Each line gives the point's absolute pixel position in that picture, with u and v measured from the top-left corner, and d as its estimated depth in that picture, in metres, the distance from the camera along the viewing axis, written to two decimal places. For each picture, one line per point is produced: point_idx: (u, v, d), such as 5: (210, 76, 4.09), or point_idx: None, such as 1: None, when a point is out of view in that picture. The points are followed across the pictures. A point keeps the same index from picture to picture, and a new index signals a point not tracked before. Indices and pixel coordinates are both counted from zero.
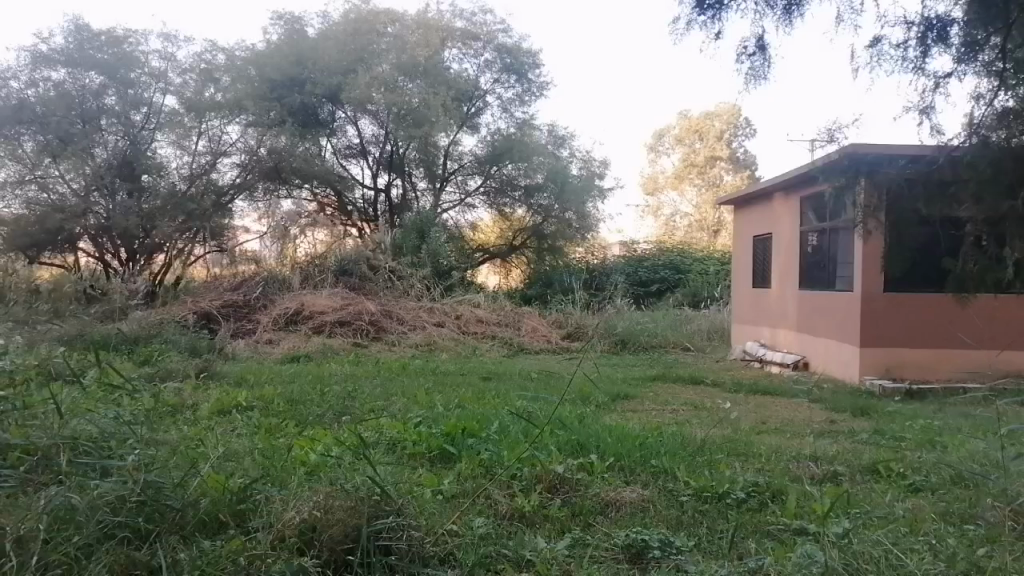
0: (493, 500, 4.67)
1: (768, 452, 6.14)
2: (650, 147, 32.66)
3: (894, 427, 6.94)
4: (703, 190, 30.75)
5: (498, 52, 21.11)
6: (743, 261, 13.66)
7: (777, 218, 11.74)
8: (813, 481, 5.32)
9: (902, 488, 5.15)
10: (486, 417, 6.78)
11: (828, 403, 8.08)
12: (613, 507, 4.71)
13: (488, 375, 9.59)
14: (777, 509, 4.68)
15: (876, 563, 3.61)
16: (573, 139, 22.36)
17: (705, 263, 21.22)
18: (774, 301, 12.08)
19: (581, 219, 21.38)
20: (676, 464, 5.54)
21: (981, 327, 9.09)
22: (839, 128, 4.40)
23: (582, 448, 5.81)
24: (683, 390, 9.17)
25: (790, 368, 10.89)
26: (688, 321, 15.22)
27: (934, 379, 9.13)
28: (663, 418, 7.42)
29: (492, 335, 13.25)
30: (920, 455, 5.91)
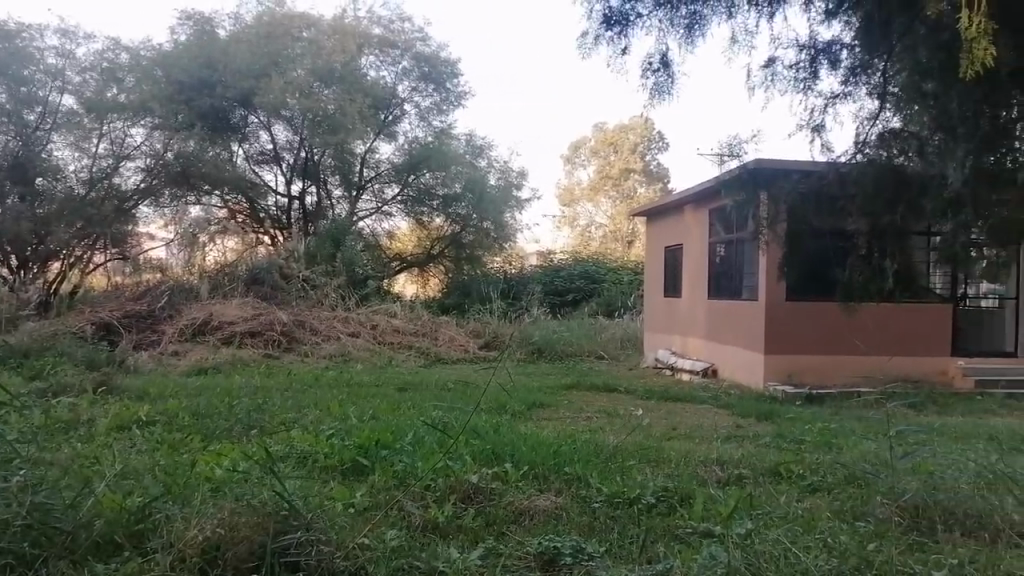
0: (406, 510, 4.63)
1: (678, 456, 6.33)
2: (567, 160, 33.40)
3: (794, 430, 7.26)
4: (617, 202, 31.44)
5: (416, 60, 21.02)
6: (655, 271, 14.05)
7: (686, 231, 12.14)
8: (718, 485, 5.51)
9: (801, 489, 5.38)
10: (401, 428, 6.74)
11: (734, 409, 8.39)
12: (526, 516, 4.74)
13: (403, 385, 9.49)
14: (686, 513, 4.82)
15: (775, 561, 3.76)
16: (491, 149, 22.50)
17: (619, 273, 21.30)
18: (684, 310, 12.45)
19: (499, 229, 21.50)
20: (588, 470, 5.65)
21: (873, 333, 9.62)
22: (740, 143, 4.58)
23: (497, 456, 5.85)
24: (597, 398, 9.35)
25: (700, 375, 11.22)
26: (602, 330, 15.52)
27: (832, 383, 9.59)
28: (577, 426, 7.55)
29: (408, 345, 13.13)
30: (818, 456, 6.20)
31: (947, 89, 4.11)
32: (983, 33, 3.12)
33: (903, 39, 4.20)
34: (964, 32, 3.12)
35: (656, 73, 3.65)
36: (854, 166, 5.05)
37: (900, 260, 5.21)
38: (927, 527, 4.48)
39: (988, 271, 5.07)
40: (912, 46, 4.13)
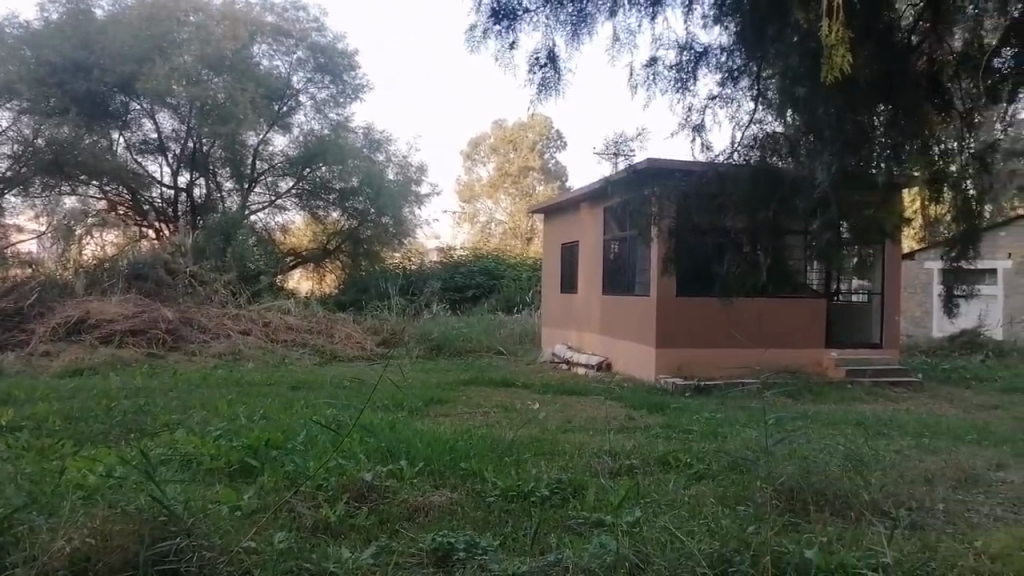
0: (296, 512, 4.50)
1: (572, 449, 6.45)
2: (467, 156, 33.47)
3: (682, 421, 7.51)
4: (516, 200, 31.64)
5: (311, 51, 20.43)
6: (552, 268, 14.26)
7: (582, 229, 12.37)
8: (609, 475, 5.65)
9: (688, 476, 5.60)
10: (292, 427, 6.55)
11: (626, 401, 8.61)
12: (420, 513, 4.70)
13: (297, 384, 9.21)
14: (578, 504, 4.91)
15: (662, 547, 3.89)
16: (389, 143, 22.20)
17: (519, 269, 21.34)
18: (580, 306, 12.69)
19: (398, 224, 21.25)
20: (484, 465, 5.66)
21: (754, 326, 10.10)
22: (624, 142, 4.69)
23: (392, 454, 5.77)
24: (494, 393, 9.41)
25: (595, 368, 11.49)
26: (500, 326, 15.59)
27: (717, 375, 10.03)
28: (473, 421, 7.56)
29: (302, 343, 12.76)
30: (703, 445, 6.44)
31: (814, 94, 4.35)
32: (840, 41, 3.30)
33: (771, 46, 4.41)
34: (824, 39, 3.30)
35: (542, 67, 3.69)
36: (730, 166, 5.24)
37: (773, 257, 5.48)
38: (800, 509, 4.76)
39: (856, 266, 5.39)
40: (783, 52, 4.33)
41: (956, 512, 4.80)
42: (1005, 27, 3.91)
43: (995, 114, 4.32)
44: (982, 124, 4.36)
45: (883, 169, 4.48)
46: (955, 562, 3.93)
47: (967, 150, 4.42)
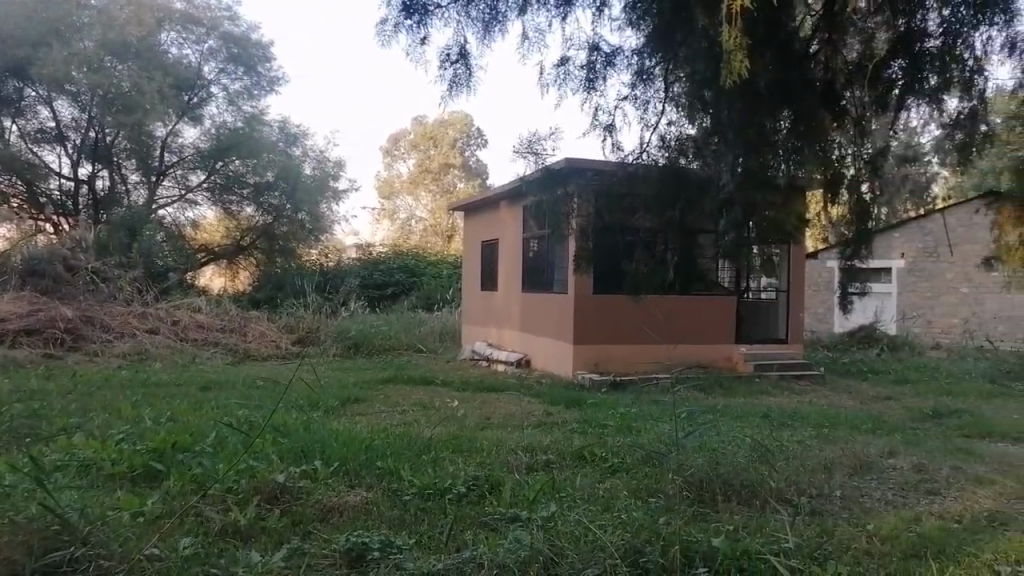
0: (203, 517, 4.35)
1: (490, 445, 6.47)
2: (387, 152, 33.15)
3: (598, 416, 7.65)
4: (437, 196, 31.45)
5: (223, 40, 19.72)
6: (472, 266, 14.27)
7: (502, 226, 12.43)
8: (526, 471, 5.69)
9: (603, 470, 5.70)
10: (201, 429, 6.32)
11: (545, 397, 8.71)
12: (335, 513, 4.63)
13: (207, 385, 8.89)
14: (494, 501, 4.92)
15: (575, 540, 3.95)
16: (306, 137, 21.70)
17: (440, 266, 21.17)
18: (500, 303, 12.76)
19: (315, 220, 20.82)
20: (400, 464, 5.62)
21: (666, 323, 10.37)
22: (536, 140, 4.70)
23: (306, 455, 5.65)
24: (413, 391, 9.34)
25: (514, 365, 11.59)
26: (420, 323, 15.48)
27: (632, 371, 10.26)
28: (391, 419, 7.50)
29: (214, 343, 12.34)
30: (618, 439, 6.58)
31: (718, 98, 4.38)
32: (739, 46, 3.25)
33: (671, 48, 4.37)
34: (724, 44, 3.22)
35: (454, 64, 3.68)
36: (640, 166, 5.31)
37: (682, 256, 5.63)
38: (709, 500, 4.92)
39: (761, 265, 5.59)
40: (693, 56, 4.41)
41: (852, 498, 5.07)
42: (892, 39, 4.36)
43: (885, 122, 4.55)
44: (873, 132, 4.60)
45: (783, 171, 4.62)
46: (849, 544, 4.15)
47: (862, 156, 4.66)
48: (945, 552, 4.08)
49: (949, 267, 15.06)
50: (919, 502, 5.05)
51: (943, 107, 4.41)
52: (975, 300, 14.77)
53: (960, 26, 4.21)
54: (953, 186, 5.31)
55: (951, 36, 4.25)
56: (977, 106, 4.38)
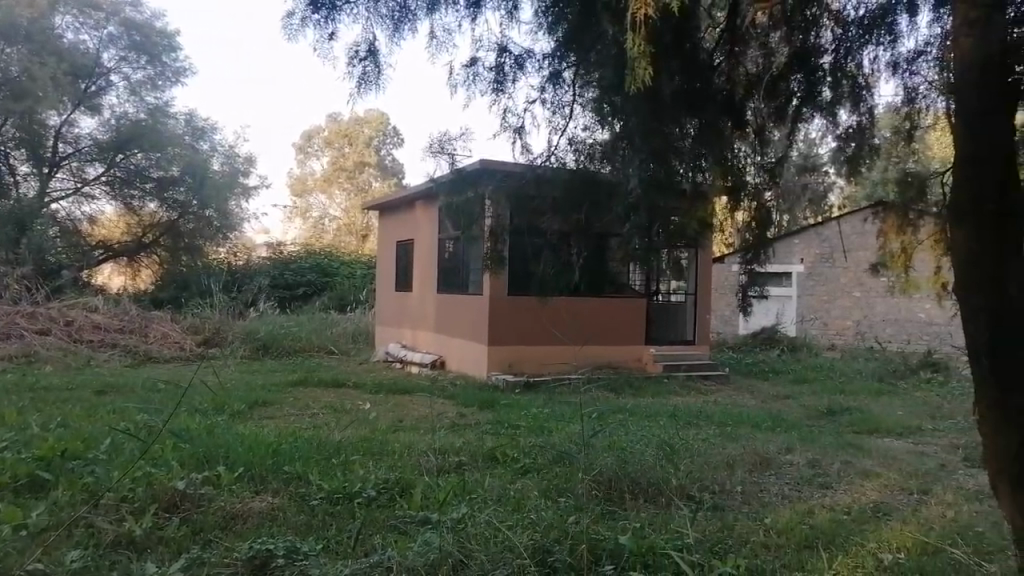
0: (95, 528, 4.13)
1: (401, 448, 6.41)
2: (300, 149, 32.45)
3: (511, 417, 7.70)
4: (351, 195, 30.95)
5: (124, 27, 18.80)
6: (387, 266, 14.09)
7: (417, 227, 12.35)
8: (437, 473, 5.67)
9: (514, 471, 5.73)
10: (94, 436, 6.00)
11: (458, 399, 8.70)
12: (239, 520, 4.48)
13: (102, 388, 8.47)
14: (404, 503, 4.87)
15: (484, 542, 3.95)
16: (214, 132, 20.88)
17: (353, 266, 20.82)
18: (414, 304, 12.68)
19: (223, 217, 20.14)
20: (309, 468, 5.48)
21: (578, 326, 10.53)
22: (448, 139, 4.59)
23: (208, 461, 5.45)
24: (324, 393, 9.15)
25: (428, 367, 11.54)
26: (333, 324, 15.20)
27: (546, 372, 10.39)
28: (301, 422, 7.34)
29: (112, 344, 11.78)
30: (530, 440, 6.63)
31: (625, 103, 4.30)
32: (643, 53, 3.07)
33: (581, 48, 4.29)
34: (627, 50, 3.06)
35: (362, 60, 3.62)
36: None
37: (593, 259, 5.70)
38: (616, 498, 5.02)
39: (672, 269, 5.78)
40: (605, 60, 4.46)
41: (752, 494, 5.27)
42: (791, 54, 4.54)
43: (784, 132, 4.68)
44: (774, 141, 4.71)
45: (689, 177, 4.52)
46: (748, 538, 4.32)
47: (764, 164, 4.74)
48: (835, 542, 4.30)
49: (843, 272, 15.87)
50: (812, 496, 5.30)
51: (837, 119, 4.65)
52: (867, 303, 15.60)
53: (850, 43, 4.52)
54: (847, 196, 5.58)
55: (843, 53, 4.53)
56: (865, 121, 4.62)
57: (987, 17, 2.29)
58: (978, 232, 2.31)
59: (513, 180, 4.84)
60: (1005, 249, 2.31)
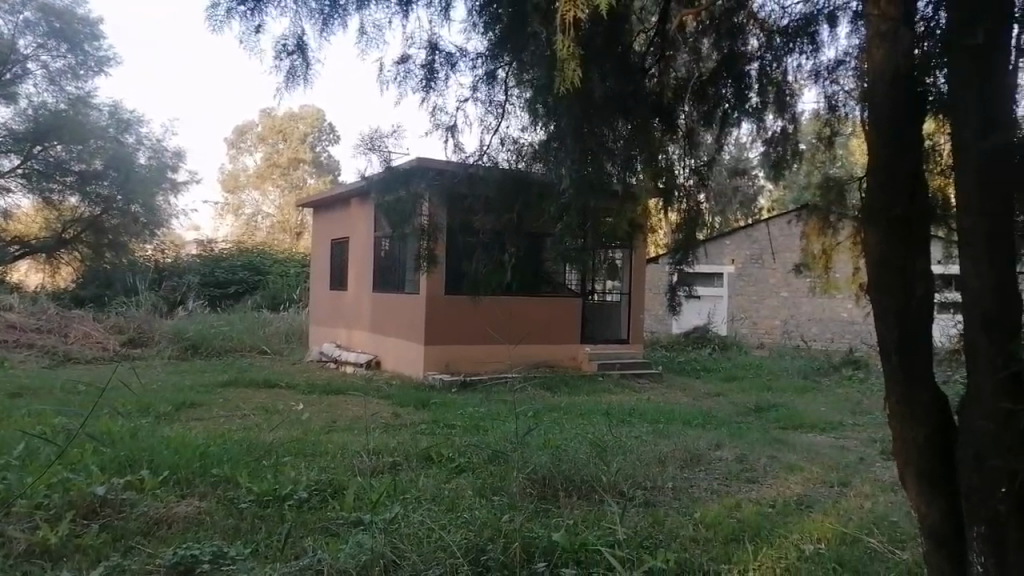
0: (5, 537, 3.94)
1: (334, 449, 6.32)
2: (232, 144, 31.71)
3: (447, 416, 7.68)
4: (285, 192, 30.39)
5: (42, 12, 17.73)
6: (321, 265, 13.86)
7: (353, 225, 12.18)
8: (370, 474, 5.60)
9: (449, 471, 5.72)
10: (6, 441, 5.71)
11: (393, 399, 8.62)
12: (163, 525, 4.34)
13: (16, 390, 8.08)
14: (337, 505, 4.81)
15: (417, 541, 3.92)
16: (140, 124, 19.98)
17: (287, 264, 20.42)
18: (349, 303, 12.51)
19: (150, 213, 19.56)
20: (238, 471, 5.35)
21: (514, 326, 10.58)
22: (380, 136, 4.53)
23: (131, 465, 5.26)
24: (256, 394, 8.94)
25: (363, 367, 11.42)
26: (266, 323, 14.89)
27: (482, 371, 10.39)
28: (231, 424, 7.16)
29: (28, 344, 11.28)
30: (465, 439, 6.62)
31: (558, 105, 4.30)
32: (572, 55, 3.04)
33: (513, 52, 4.15)
34: (556, 53, 3.02)
35: (290, 55, 3.55)
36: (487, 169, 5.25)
37: None
38: (551, 496, 5.06)
39: (608, 268, 5.88)
40: None
41: (682, 489, 5.39)
42: (719, 60, 4.66)
43: (714, 135, 4.79)
44: (705, 144, 4.80)
45: (620, 178, 4.55)
46: (677, 532, 4.41)
47: (695, 166, 4.83)
48: (760, 535, 4.42)
49: (771, 273, 16.38)
50: (739, 491, 5.45)
51: (764, 123, 4.79)
52: (793, 303, 16.13)
53: (775, 51, 4.64)
54: (773, 199, 5.76)
55: (769, 60, 4.66)
56: (789, 127, 4.77)
57: (896, 27, 2.40)
58: (887, 234, 2.43)
59: (445, 178, 4.82)
60: (913, 247, 2.42)
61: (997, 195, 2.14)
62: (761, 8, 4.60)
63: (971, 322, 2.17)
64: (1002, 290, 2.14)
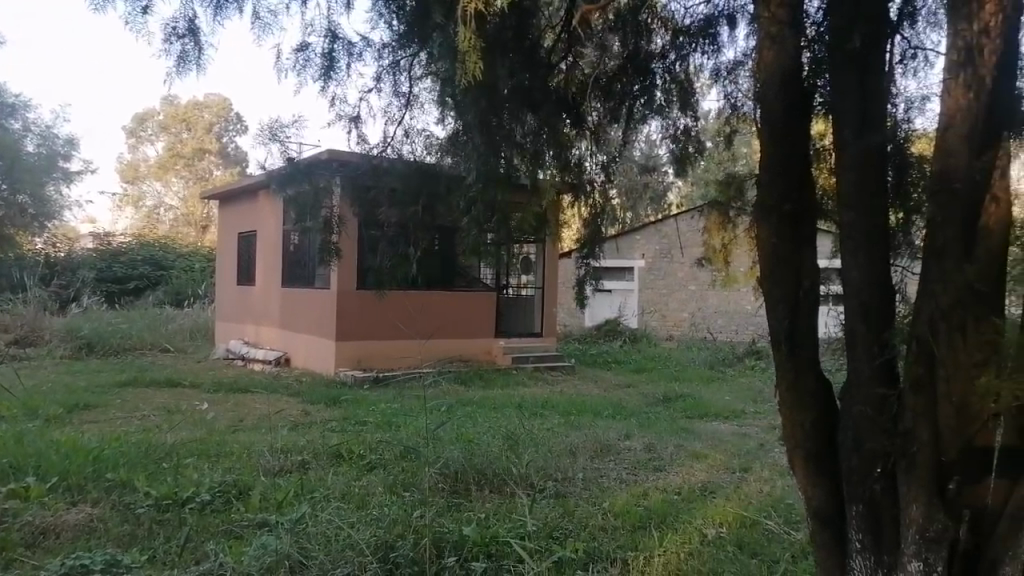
0: None
1: (240, 449, 6.12)
2: (131, 132, 30.26)
3: (359, 413, 7.56)
4: (190, 183, 29.29)
5: None
6: (228, 260, 13.39)
7: (261, 218, 11.82)
8: (277, 473, 5.45)
9: (360, 468, 5.63)
10: None
11: (304, 397, 8.42)
12: (50, 535, 4.10)
13: None
14: (241, 506, 4.65)
15: (325, 541, 3.84)
16: (28, 110, 19.20)
17: (191, 259, 19.64)
18: (258, 299, 12.14)
19: (39, 205, 18.73)
20: (134, 474, 5.11)
21: (427, 320, 10.52)
22: (280, 127, 4.40)
23: (15, 473, 4.94)
24: (156, 394, 8.55)
25: (273, 364, 11.12)
26: (169, 320, 14.28)
27: (395, 367, 10.29)
28: (129, 426, 6.83)
29: None
30: (377, 436, 6.53)
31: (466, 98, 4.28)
32: (472, 46, 3.05)
33: (419, 42, 4.10)
34: (457, 44, 3.02)
35: (181, 39, 3.40)
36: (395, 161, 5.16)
37: None
38: (463, 489, 5.06)
39: (520, 265, 5.84)
40: None
41: (592, 479, 5.48)
42: (625, 57, 4.74)
43: (621, 132, 4.88)
44: (612, 140, 4.88)
45: (528, 171, 4.54)
46: (587, 522, 4.49)
47: (601, 162, 4.91)
48: (666, 521, 4.55)
49: (679, 267, 16.90)
50: (647, 479, 5.60)
51: (669, 121, 4.92)
52: (699, 297, 16.70)
53: (680, 50, 4.74)
54: (679, 196, 5.91)
55: (674, 58, 4.77)
56: (693, 124, 4.90)
57: (785, 30, 2.50)
58: (778, 228, 2.52)
59: (349, 171, 4.71)
60: (802, 242, 2.53)
61: (874, 191, 2.26)
62: (664, 8, 4.70)
63: (851, 312, 2.29)
64: (881, 283, 2.26)
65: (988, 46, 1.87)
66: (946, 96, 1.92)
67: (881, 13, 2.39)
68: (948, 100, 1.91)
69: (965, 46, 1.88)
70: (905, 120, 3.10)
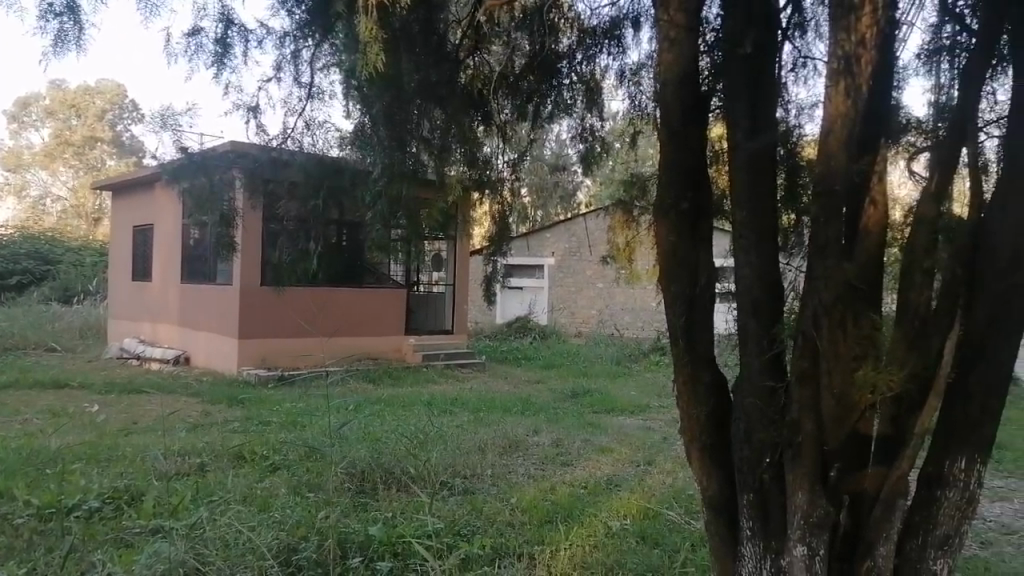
0: None
1: (133, 452, 5.83)
2: (12, 118, 28.32)
3: (263, 413, 7.33)
4: (80, 174, 27.72)
5: None
6: (122, 254, 12.73)
7: (158, 211, 11.29)
8: (173, 476, 5.22)
9: (263, 469, 5.47)
10: None
11: (204, 397, 8.09)
12: None
13: None
14: (133, 513, 4.42)
15: (223, 545, 3.70)
16: None
17: (82, 253, 18.57)
18: (155, 295, 11.59)
19: None
20: (13, 482, 4.79)
21: (333, 318, 10.32)
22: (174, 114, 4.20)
23: None
24: (41, 396, 8.04)
25: (171, 364, 10.63)
26: (56, 318, 13.45)
27: (300, 365, 10.04)
28: (9, 430, 6.40)
29: None
30: (281, 436, 6.36)
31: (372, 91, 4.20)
32: (375, 37, 3.01)
33: (322, 31, 4.01)
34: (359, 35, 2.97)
35: (59, 18, 3.19)
36: None
37: None
38: (370, 488, 4.99)
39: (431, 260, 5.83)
40: None
41: (500, 475, 5.51)
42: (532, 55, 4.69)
43: (530, 130, 4.86)
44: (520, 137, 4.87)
45: (434, 166, 4.54)
46: (495, 517, 4.50)
47: (510, 159, 4.91)
48: (572, 515, 4.62)
49: (588, 264, 17.18)
50: (554, 473, 5.66)
51: (576, 120, 4.96)
52: (607, 295, 17.03)
53: (587, 50, 4.74)
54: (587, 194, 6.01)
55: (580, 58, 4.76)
56: (598, 124, 4.98)
57: (684, 33, 2.56)
58: (676, 226, 2.58)
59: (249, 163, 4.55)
60: (699, 241, 2.60)
61: (765, 192, 2.35)
62: (570, 8, 4.66)
63: (743, 308, 2.36)
64: (770, 280, 2.35)
65: (864, 56, 1.96)
66: (827, 102, 2.01)
67: (770, 22, 2.49)
68: (830, 107, 2.00)
69: (844, 55, 1.98)
70: (795, 125, 3.24)
